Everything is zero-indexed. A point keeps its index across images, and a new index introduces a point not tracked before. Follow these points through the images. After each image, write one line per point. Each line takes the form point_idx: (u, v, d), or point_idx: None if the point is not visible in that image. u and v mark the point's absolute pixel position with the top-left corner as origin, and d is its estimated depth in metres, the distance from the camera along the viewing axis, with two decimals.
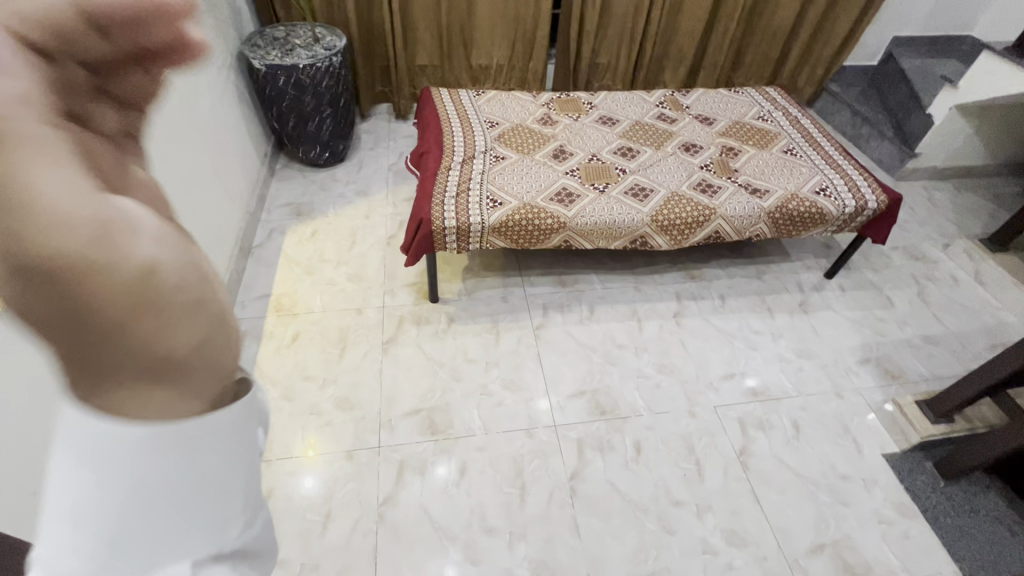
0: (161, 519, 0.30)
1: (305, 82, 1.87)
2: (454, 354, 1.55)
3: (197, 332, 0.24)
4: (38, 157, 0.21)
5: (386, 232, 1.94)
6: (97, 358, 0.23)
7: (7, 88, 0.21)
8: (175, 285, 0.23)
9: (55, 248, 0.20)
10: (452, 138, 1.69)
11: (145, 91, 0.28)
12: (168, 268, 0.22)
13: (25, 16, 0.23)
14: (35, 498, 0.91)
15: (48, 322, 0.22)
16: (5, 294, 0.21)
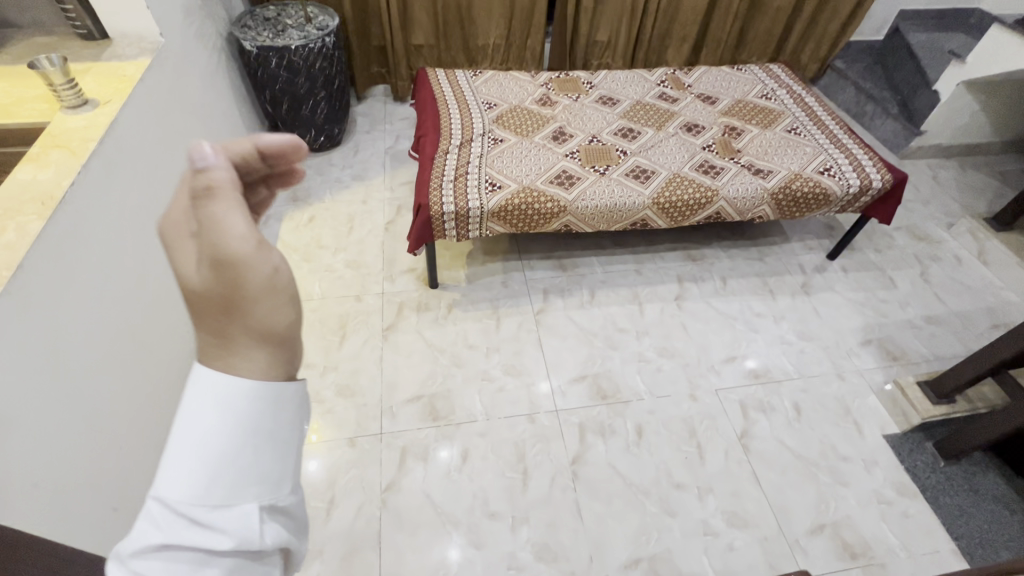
0: (252, 456, 0.38)
1: (297, 63, 1.82)
2: (454, 340, 1.54)
3: (289, 319, 0.41)
4: (229, 208, 0.41)
5: (384, 217, 1.92)
6: (231, 323, 0.39)
7: (223, 175, 0.41)
8: (286, 287, 0.41)
9: (233, 256, 0.39)
10: (449, 120, 1.66)
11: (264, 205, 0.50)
12: (285, 280, 0.41)
13: (231, 151, 0.44)
14: (49, 486, 0.85)
15: (213, 302, 0.39)
16: (196, 284, 0.39)
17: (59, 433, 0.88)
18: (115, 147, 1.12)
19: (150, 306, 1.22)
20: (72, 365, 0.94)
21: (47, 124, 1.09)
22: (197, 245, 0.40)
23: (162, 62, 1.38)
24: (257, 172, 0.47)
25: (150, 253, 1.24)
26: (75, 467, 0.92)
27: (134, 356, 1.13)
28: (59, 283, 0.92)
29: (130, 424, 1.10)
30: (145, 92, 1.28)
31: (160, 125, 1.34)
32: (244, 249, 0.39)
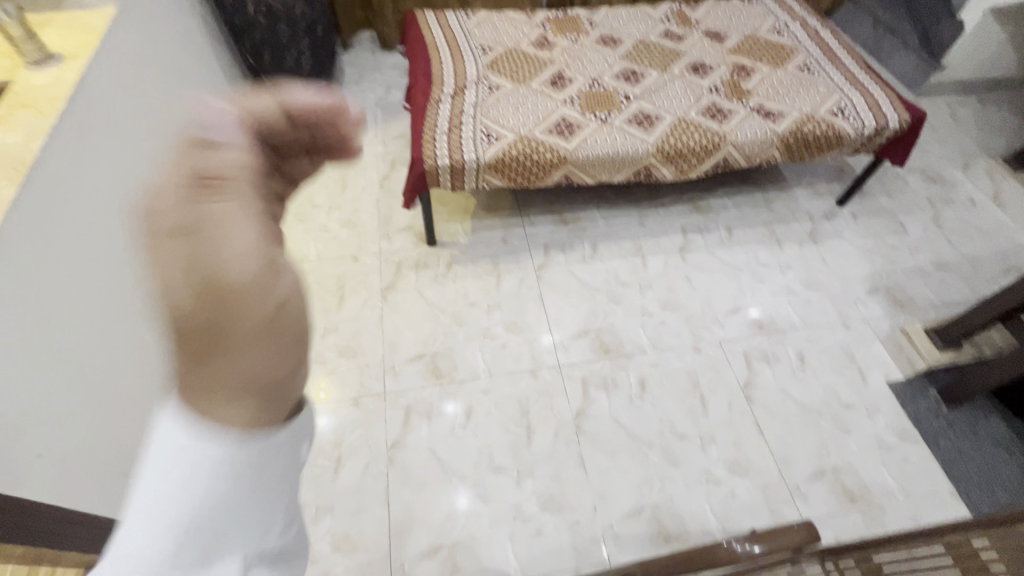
0: (217, 519, 0.36)
1: (277, 9, 1.71)
2: (455, 299, 1.52)
3: (283, 363, 0.35)
4: (233, 214, 0.34)
5: (378, 173, 1.85)
6: (211, 363, 0.33)
7: (233, 158, 0.36)
8: (294, 314, 0.36)
9: (230, 278, 0.32)
10: (440, 67, 1.56)
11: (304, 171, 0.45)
12: (290, 304, 0.35)
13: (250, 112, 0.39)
14: (46, 456, 0.86)
15: (189, 330, 0.32)
16: (167, 313, 0.31)
17: (51, 407, 0.87)
18: (84, 106, 1.05)
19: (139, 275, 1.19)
20: (62, 338, 0.91)
21: (11, 82, 1.01)
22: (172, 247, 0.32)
23: (127, 9, 1.28)
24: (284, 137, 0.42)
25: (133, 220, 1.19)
26: (72, 439, 0.91)
27: (126, 327, 1.11)
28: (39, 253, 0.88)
29: (127, 394, 1.09)
30: (110, 41, 1.19)
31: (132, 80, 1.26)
32: (244, 272, 0.33)
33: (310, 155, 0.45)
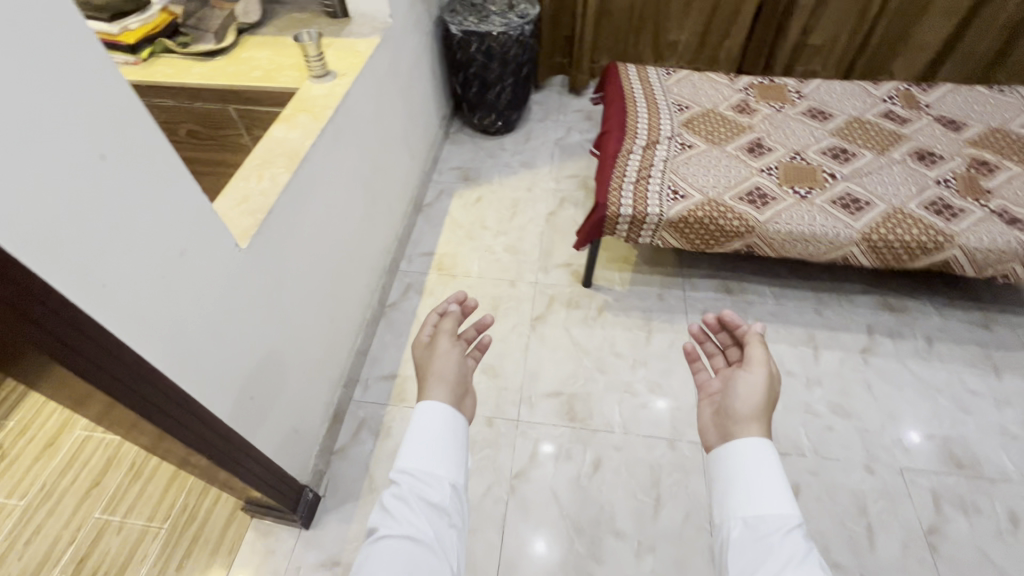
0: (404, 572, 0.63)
1: (494, 49, 1.91)
2: (601, 345, 1.51)
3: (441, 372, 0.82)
4: (430, 370, 0.82)
5: (547, 208, 1.93)
6: (422, 381, 0.83)
7: (445, 354, 0.84)
8: (433, 372, 0.82)
9: (427, 378, 0.82)
10: (636, 119, 1.60)
11: (431, 351, 0.85)
12: (439, 375, 0.82)
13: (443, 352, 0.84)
14: (258, 404, 1.02)
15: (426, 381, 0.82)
16: (438, 377, 0.82)
17: (269, 358, 1.04)
18: (345, 116, 1.27)
19: (343, 263, 1.37)
20: (285, 303, 1.09)
21: (298, 90, 1.27)
22: (441, 356, 0.83)
23: (388, 42, 1.52)
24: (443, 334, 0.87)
25: (353, 217, 1.40)
26: (273, 388, 1.07)
27: (326, 304, 1.29)
28: (290, 230, 1.07)
29: (315, 361, 1.26)
30: (371, 64, 1.41)
31: (378, 99, 1.49)
32: (441, 360, 0.83)
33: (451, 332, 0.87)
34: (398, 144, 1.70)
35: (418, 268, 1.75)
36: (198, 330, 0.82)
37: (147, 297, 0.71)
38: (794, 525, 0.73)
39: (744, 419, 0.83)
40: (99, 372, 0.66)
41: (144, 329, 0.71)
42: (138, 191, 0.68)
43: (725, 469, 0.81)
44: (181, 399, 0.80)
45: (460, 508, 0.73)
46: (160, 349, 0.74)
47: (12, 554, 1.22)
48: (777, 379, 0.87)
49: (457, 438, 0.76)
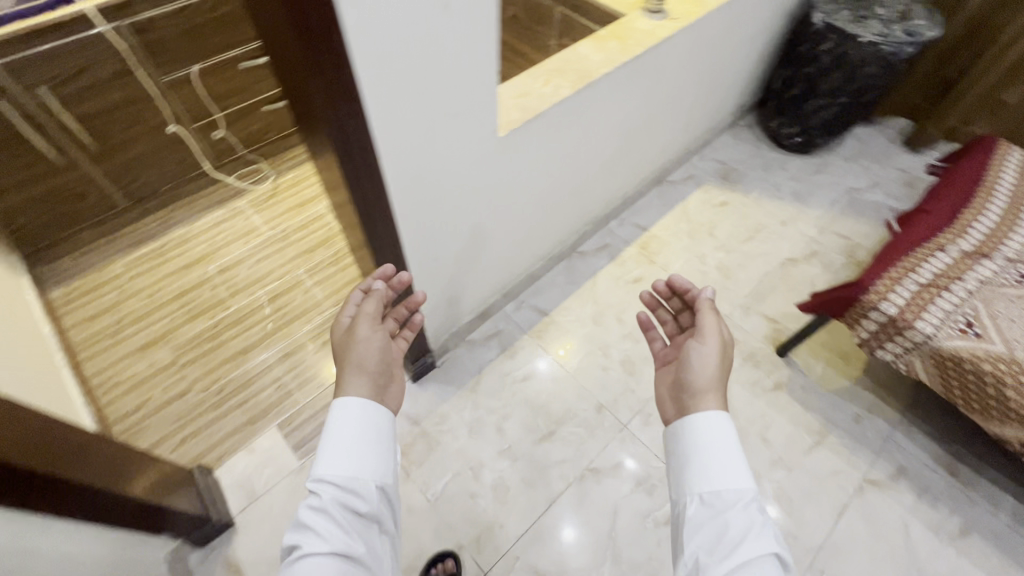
0: None
1: (847, 58, 1.58)
2: (753, 418, 1.32)
3: (368, 362, 0.85)
4: (354, 359, 0.85)
5: (790, 251, 1.66)
6: (344, 369, 0.85)
7: (370, 340, 0.86)
8: (358, 360, 0.85)
9: (351, 365, 0.84)
10: (976, 217, 1.22)
11: (352, 341, 0.86)
12: (367, 362, 0.85)
13: (363, 340, 0.86)
14: (436, 268, 1.13)
15: (347, 369, 0.84)
16: (361, 367, 0.84)
17: (464, 238, 1.13)
18: (650, 60, 1.21)
19: (566, 194, 1.38)
20: (501, 202, 1.15)
21: (623, 17, 1.24)
22: (360, 342, 0.86)
23: (736, 4, 1.37)
24: (366, 319, 0.88)
25: (598, 158, 1.38)
26: (453, 263, 1.17)
27: (531, 221, 1.33)
28: (541, 142, 1.10)
29: (494, 262, 1.34)
30: (707, 19, 1.29)
31: (691, 58, 1.38)
32: (365, 349, 0.86)
33: (371, 315, 0.89)
34: (680, 111, 1.59)
35: (623, 235, 1.70)
36: (431, 185, 0.91)
37: (412, 140, 0.81)
38: (750, 498, 0.72)
39: (699, 389, 0.82)
40: (354, 179, 0.78)
41: (399, 161, 0.81)
42: (455, 47, 0.75)
43: (689, 447, 0.78)
44: (389, 231, 0.91)
45: (384, 510, 0.76)
46: (397, 185, 0.85)
47: (245, 262, 1.63)
48: (730, 345, 0.86)
49: (378, 433, 0.78)
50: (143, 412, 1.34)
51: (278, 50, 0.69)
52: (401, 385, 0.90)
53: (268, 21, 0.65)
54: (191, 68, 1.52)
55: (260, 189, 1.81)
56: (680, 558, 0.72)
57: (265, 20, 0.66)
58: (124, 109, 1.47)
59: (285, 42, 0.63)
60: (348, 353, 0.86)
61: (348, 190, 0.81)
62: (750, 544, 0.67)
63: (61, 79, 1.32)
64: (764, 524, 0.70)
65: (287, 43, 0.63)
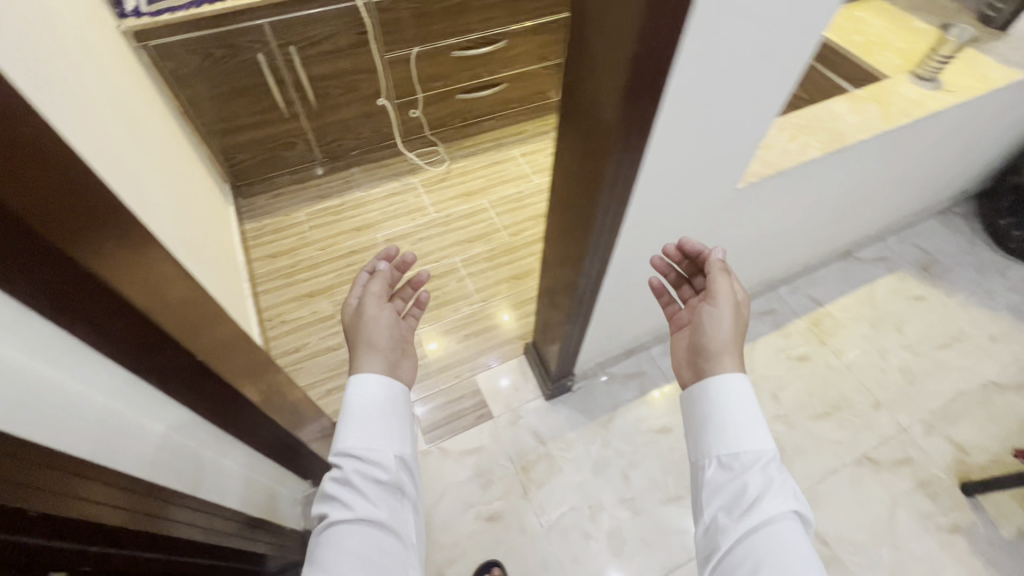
0: (381, 559, 0.65)
1: None
2: (918, 556, 1.15)
3: (381, 339, 0.83)
4: (366, 338, 0.83)
5: (996, 373, 1.42)
6: (355, 347, 0.83)
7: (382, 319, 0.85)
8: (371, 339, 0.83)
9: (364, 345, 0.82)
10: None
11: (359, 319, 0.84)
12: (380, 341, 0.83)
13: (371, 317, 0.84)
14: (617, 298, 1.10)
15: (360, 348, 0.83)
16: (372, 345, 0.82)
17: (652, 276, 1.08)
18: (909, 132, 1.07)
19: (756, 252, 1.28)
20: (701, 249, 1.08)
21: (885, 79, 1.11)
22: (369, 320, 0.84)
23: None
24: (371, 298, 0.86)
25: (804, 223, 1.26)
26: (631, 297, 1.13)
27: None
28: (767, 198, 1.01)
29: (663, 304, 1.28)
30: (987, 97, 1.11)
31: (945, 135, 1.21)
32: (377, 327, 0.84)
33: (375, 293, 0.87)
34: (902, 187, 1.41)
35: (793, 305, 1.55)
36: (657, 222, 0.87)
37: (667, 179, 0.77)
38: (769, 458, 0.68)
39: (716, 352, 0.77)
40: (603, 208, 0.75)
41: (646, 198, 0.78)
42: (751, 94, 0.69)
43: (706, 412, 0.74)
44: (603, 262, 0.89)
45: (407, 478, 0.74)
46: (633, 218, 0.82)
47: (409, 237, 1.71)
48: (744, 304, 0.80)
49: (394, 401, 0.77)
50: (299, 354, 1.45)
51: (579, 67, 0.67)
52: (413, 360, 0.89)
53: (583, 40, 0.63)
54: (411, 50, 1.60)
55: (434, 171, 1.89)
56: (699, 523, 0.69)
57: (579, 36, 0.64)
58: (348, 77, 1.59)
59: (598, 66, 0.61)
60: (356, 332, 0.84)
61: (590, 215, 0.79)
62: (769, 502, 0.63)
63: (308, 43, 1.45)
64: (787, 480, 0.66)
65: (600, 68, 0.61)
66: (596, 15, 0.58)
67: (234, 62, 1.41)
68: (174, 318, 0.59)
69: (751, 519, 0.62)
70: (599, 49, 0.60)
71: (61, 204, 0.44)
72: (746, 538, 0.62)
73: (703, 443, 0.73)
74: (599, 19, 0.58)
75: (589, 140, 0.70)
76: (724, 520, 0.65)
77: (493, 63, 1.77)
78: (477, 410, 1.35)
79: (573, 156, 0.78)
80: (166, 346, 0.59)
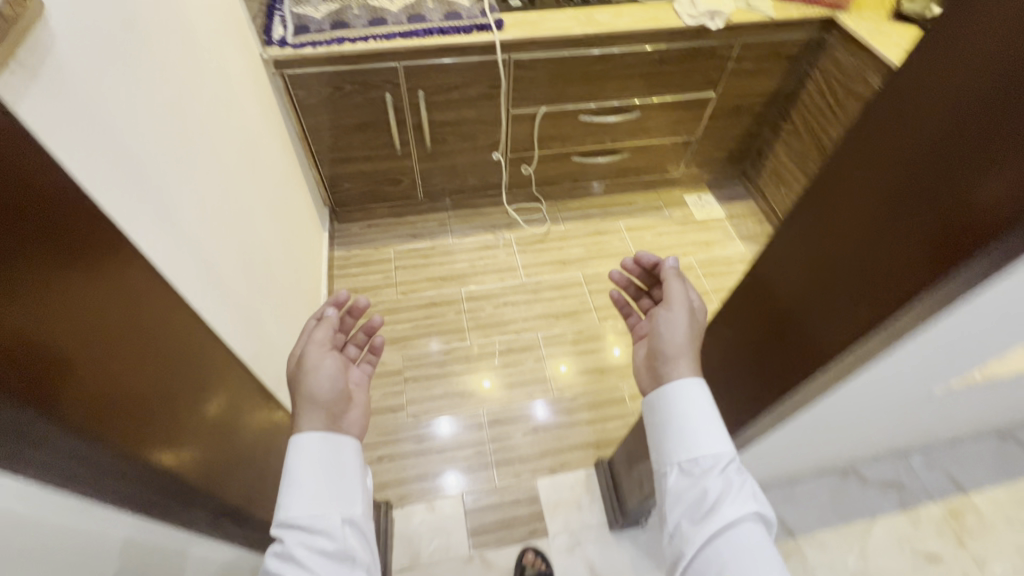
0: None
1: None
2: None
3: (328, 393, 0.67)
4: (311, 395, 0.67)
5: None
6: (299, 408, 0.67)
7: (329, 366, 0.69)
8: (320, 393, 0.67)
9: (308, 402, 0.67)
10: None
11: (298, 372, 0.69)
12: (327, 395, 0.67)
13: (315, 365, 0.69)
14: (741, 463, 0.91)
15: (302, 404, 0.67)
16: (314, 402, 0.67)
17: (788, 448, 0.89)
18: None
19: (906, 428, 1.05)
20: (856, 430, 0.87)
21: None
22: (308, 370, 0.69)
23: None
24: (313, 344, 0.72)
25: (981, 410, 1.01)
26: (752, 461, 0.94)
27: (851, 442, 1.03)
28: (965, 395, 0.79)
29: (779, 463, 1.07)
30: None
31: None
32: (321, 379, 0.68)
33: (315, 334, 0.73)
34: None
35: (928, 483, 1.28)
36: (834, 415, 0.69)
37: (876, 383, 0.59)
38: (729, 459, 0.63)
39: (672, 357, 0.70)
40: (785, 401, 0.59)
41: (840, 398, 0.60)
42: None
43: (663, 422, 0.67)
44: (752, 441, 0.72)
45: (365, 538, 0.63)
46: (810, 411, 0.64)
47: (494, 299, 1.60)
48: (701, 313, 0.74)
49: (338, 453, 0.64)
50: None
51: (810, 234, 0.49)
52: (364, 408, 0.73)
53: (839, 208, 0.46)
54: (538, 109, 1.51)
55: (532, 230, 1.78)
56: (664, 529, 0.64)
57: (828, 200, 0.47)
58: (468, 126, 1.52)
59: (863, 256, 0.44)
60: (297, 386, 0.68)
61: (761, 402, 0.63)
62: (728, 507, 0.59)
63: (438, 89, 1.39)
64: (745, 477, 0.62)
65: (866, 261, 0.44)
66: (878, 199, 0.42)
67: (360, 99, 1.38)
68: (182, 426, 0.51)
69: (709, 526, 0.59)
70: (869, 241, 0.43)
71: (43, 328, 0.34)
72: (710, 545, 0.59)
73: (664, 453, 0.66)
74: (894, 207, 0.41)
75: (795, 325, 0.53)
76: (687, 525, 0.61)
77: (620, 132, 1.65)
78: (532, 522, 1.20)
79: (750, 321, 0.61)
80: (190, 483, 0.52)
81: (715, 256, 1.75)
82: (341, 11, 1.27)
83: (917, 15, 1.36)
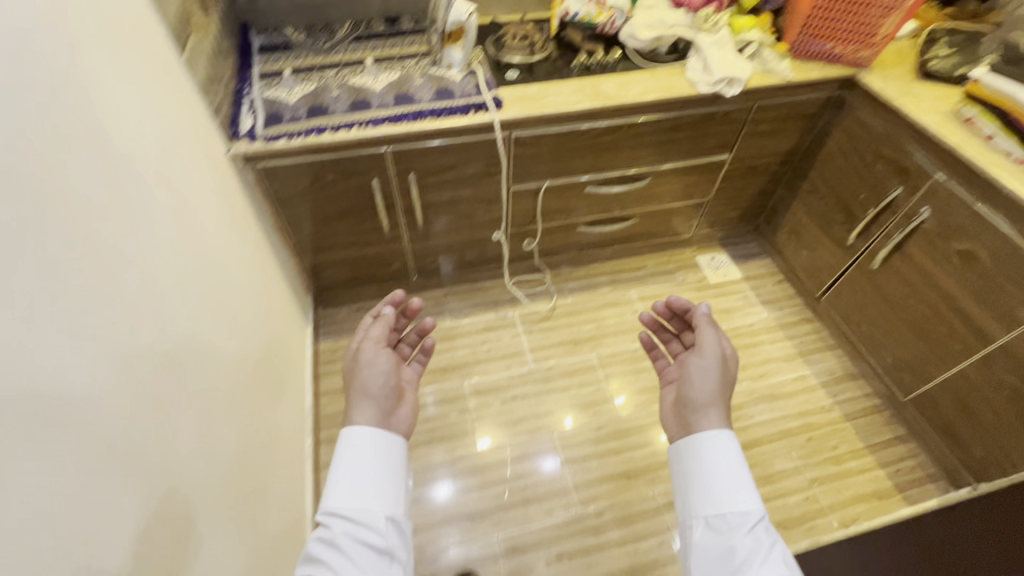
0: None
1: None
2: None
3: (381, 390, 0.69)
4: (364, 391, 0.69)
5: None
6: None
7: (383, 363, 0.71)
8: (370, 390, 0.69)
9: (362, 396, 0.69)
10: None
11: (355, 369, 0.71)
12: (380, 392, 0.69)
13: (372, 364, 0.71)
14: None
15: (355, 403, 0.68)
16: (367, 398, 0.69)
17: None
18: None
19: None
20: None
21: None
22: (363, 364, 0.71)
23: None
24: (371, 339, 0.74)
25: None
26: None
27: None
28: None
29: None
30: None
31: None
32: (375, 377, 0.70)
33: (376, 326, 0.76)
34: None
35: None
36: None
37: None
38: (758, 519, 0.59)
39: (701, 406, 0.70)
40: None
41: None
42: None
43: (687, 469, 0.65)
44: None
45: (404, 540, 0.62)
46: None
47: (502, 392, 1.43)
48: (734, 361, 0.74)
49: (386, 454, 0.65)
50: None
51: None
52: (414, 406, 0.74)
53: None
54: (541, 183, 1.37)
55: (537, 305, 1.63)
56: None
57: None
58: (465, 205, 1.38)
59: None
60: (351, 380, 0.71)
61: None
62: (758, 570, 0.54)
63: (431, 172, 1.25)
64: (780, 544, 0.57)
65: None
66: None
67: (343, 187, 1.22)
68: None
69: None
70: None
71: None
72: None
73: (692, 512, 0.63)
74: None
75: None
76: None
77: (630, 199, 1.52)
78: None
79: None
80: None
81: (737, 325, 1.61)
82: (318, 94, 1.16)
83: (945, 73, 1.26)
